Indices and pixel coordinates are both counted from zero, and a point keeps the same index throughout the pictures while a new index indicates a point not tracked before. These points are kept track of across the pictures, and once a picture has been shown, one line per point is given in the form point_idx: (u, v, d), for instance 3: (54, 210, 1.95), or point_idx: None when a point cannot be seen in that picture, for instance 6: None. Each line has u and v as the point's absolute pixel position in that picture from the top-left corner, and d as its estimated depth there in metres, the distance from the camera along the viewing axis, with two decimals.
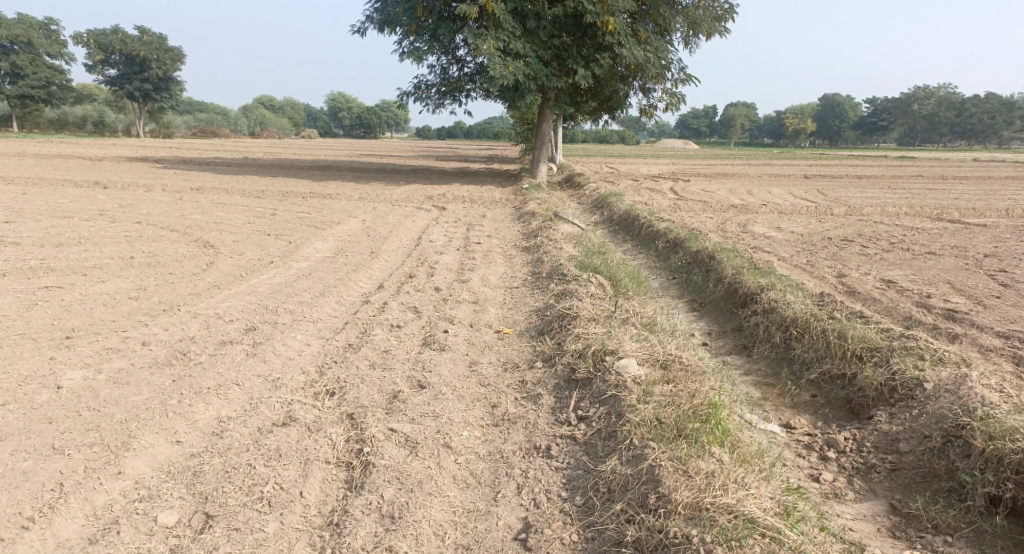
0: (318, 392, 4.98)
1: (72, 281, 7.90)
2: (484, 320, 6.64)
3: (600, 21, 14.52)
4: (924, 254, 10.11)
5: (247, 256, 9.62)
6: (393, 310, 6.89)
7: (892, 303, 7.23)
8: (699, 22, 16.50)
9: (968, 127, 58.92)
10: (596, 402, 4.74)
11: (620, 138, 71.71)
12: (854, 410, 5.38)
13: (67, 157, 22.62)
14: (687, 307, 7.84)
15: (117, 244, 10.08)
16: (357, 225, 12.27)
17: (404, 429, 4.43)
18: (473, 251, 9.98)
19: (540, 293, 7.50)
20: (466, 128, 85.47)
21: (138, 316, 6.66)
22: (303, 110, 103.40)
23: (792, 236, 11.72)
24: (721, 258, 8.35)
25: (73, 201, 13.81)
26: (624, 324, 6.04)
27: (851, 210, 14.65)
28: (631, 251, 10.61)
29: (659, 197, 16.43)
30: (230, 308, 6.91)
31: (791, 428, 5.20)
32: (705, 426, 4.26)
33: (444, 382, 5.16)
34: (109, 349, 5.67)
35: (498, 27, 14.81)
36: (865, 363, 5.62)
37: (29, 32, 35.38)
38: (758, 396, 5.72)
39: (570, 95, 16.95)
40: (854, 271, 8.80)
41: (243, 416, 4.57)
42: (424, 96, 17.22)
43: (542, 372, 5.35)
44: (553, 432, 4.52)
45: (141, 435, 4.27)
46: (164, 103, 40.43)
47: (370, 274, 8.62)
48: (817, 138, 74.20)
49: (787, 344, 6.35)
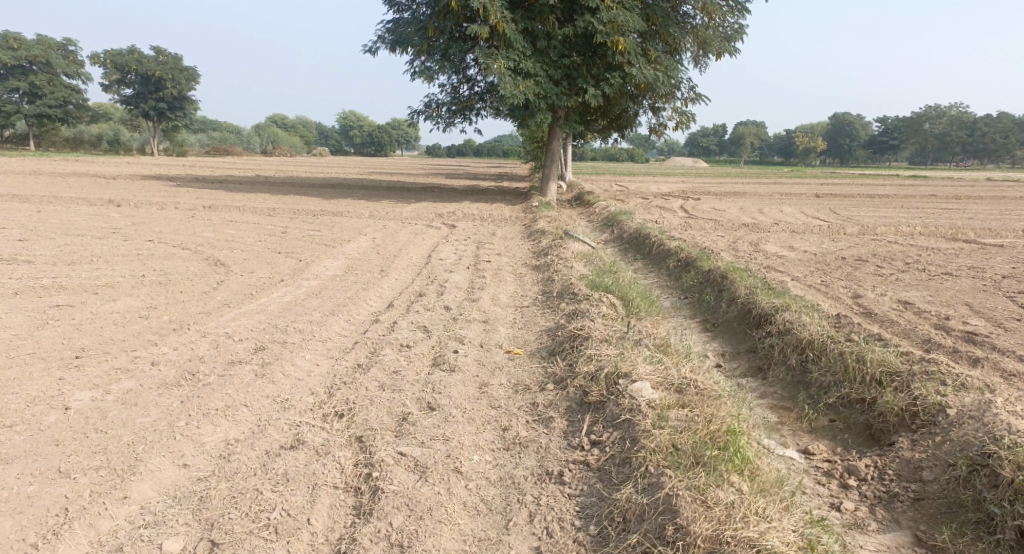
0: (327, 413, 4.92)
1: (84, 299, 7.91)
2: (495, 340, 6.58)
3: (611, 41, 14.56)
4: (940, 274, 9.99)
5: (257, 274, 9.61)
6: (404, 329, 6.83)
7: (909, 325, 7.12)
8: (709, 42, 16.58)
9: (981, 146, 58.60)
10: (609, 426, 4.64)
11: (630, 156, 71.91)
12: (875, 435, 5.26)
13: (80, 175, 22.85)
14: (699, 327, 7.74)
15: (128, 262, 10.11)
16: (367, 243, 12.26)
17: (414, 453, 4.35)
18: (484, 269, 9.95)
19: (551, 312, 7.43)
20: (476, 146, 85.97)
21: (148, 335, 6.63)
22: (316, 129, 104.18)
23: (805, 255, 11.61)
24: (734, 278, 8.26)
25: (86, 219, 13.89)
26: (637, 344, 5.94)
27: (865, 229, 14.54)
28: (642, 270, 10.53)
29: (670, 216, 16.36)
30: (240, 327, 6.87)
31: (810, 454, 5.10)
32: (723, 452, 4.16)
33: (454, 404, 5.09)
34: (118, 369, 5.64)
35: (509, 46, 14.89)
36: (885, 388, 5.50)
37: (47, 53, 35.99)
38: (774, 421, 5.62)
39: (580, 113, 16.92)
40: (869, 292, 8.69)
41: (251, 438, 4.50)
42: (435, 115, 17.28)
43: (554, 394, 5.27)
44: (566, 457, 4.43)
45: (147, 458, 4.21)
46: (179, 121, 40.85)
47: (380, 292, 8.58)
48: (827, 157, 74.07)
49: (803, 366, 6.24)
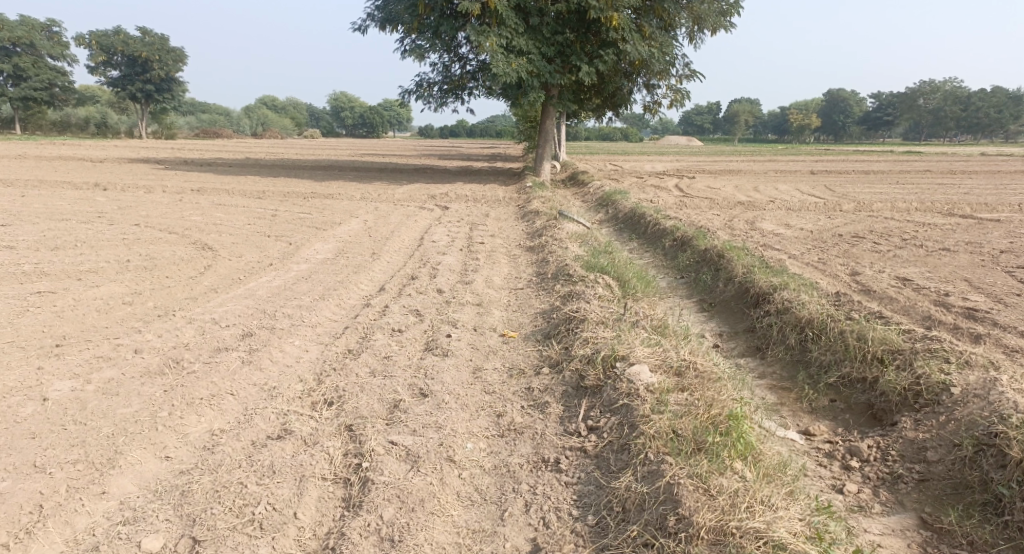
0: (316, 402, 4.78)
1: (66, 285, 7.72)
2: (489, 323, 6.43)
3: (604, 16, 14.29)
4: (938, 251, 9.85)
5: (246, 258, 9.41)
6: (395, 313, 6.68)
7: (909, 302, 6.99)
8: (704, 18, 16.28)
9: (974, 121, 58.47)
10: (607, 411, 4.51)
11: (623, 135, 71.56)
12: (877, 415, 5.15)
13: (67, 158, 22.51)
14: (696, 307, 7.61)
15: (114, 247, 9.90)
16: (358, 226, 12.05)
17: (406, 442, 4.21)
18: (477, 251, 9.78)
19: (546, 294, 7.28)
20: (469, 127, 85.40)
21: (132, 322, 6.46)
22: (306, 110, 103.11)
23: (802, 233, 11.47)
24: (731, 257, 8.10)
25: (71, 204, 13.64)
26: (634, 326, 5.80)
27: (861, 205, 14.38)
28: (637, 250, 10.38)
29: (665, 194, 16.17)
30: (227, 313, 6.70)
31: (811, 435, 4.99)
32: (724, 436, 4.04)
33: (447, 390, 4.96)
34: (100, 357, 5.47)
35: (501, 24, 14.61)
36: (887, 367, 5.38)
37: (31, 34, 35.31)
38: (773, 402, 5.51)
39: (573, 92, 16.71)
40: (868, 269, 8.56)
41: (237, 428, 4.35)
42: (426, 95, 17.01)
43: (549, 378, 5.14)
44: (563, 443, 4.30)
45: (128, 451, 4.05)
46: (167, 103, 40.32)
47: (372, 275, 8.41)
48: (821, 134, 73.79)
49: (803, 346, 6.12)
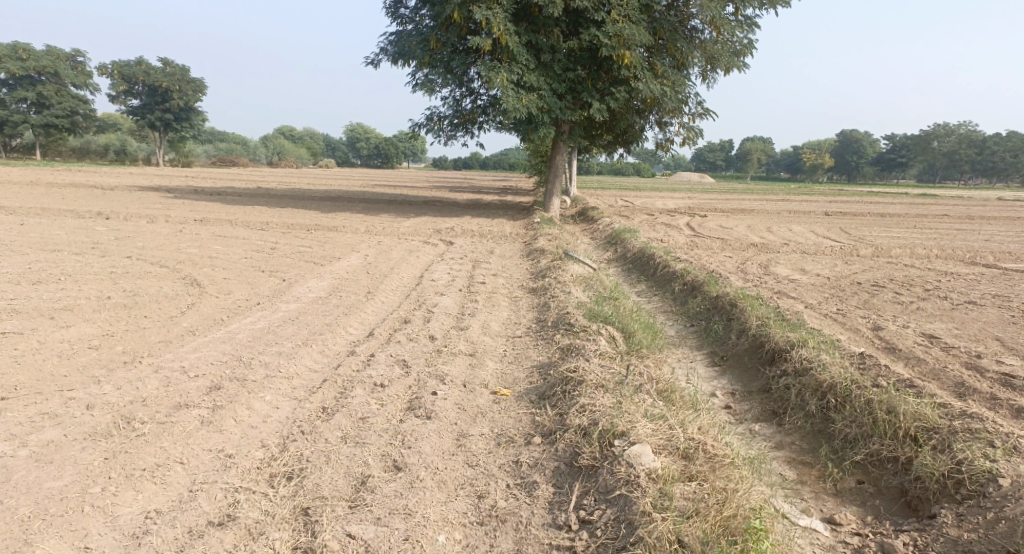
0: (274, 474, 4.37)
1: (35, 324, 7.21)
2: (480, 378, 5.85)
3: (616, 54, 13.91)
4: (964, 304, 9.24)
5: (234, 296, 8.91)
6: (379, 364, 6.11)
7: (938, 364, 6.39)
8: (718, 58, 15.91)
9: (990, 165, 57.87)
10: (601, 501, 4.04)
11: (635, 170, 71.48)
12: (912, 504, 4.59)
13: (77, 185, 22.29)
14: (706, 361, 7.02)
15: (100, 282, 9.44)
16: (358, 261, 11.57)
17: (365, 536, 3.86)
18: (477, 292, 9.27)
19: (545, 345, 6.72)
20: (483, 160, 85.67)
21: (94, 369, 5.91)
22: (323, 140, 103.97)
23: (818, 280, 10.90)
24: (745, 306, 7.52)
25: (69, 233, 13.26)
26: (638, 391, 5.23)
27: (879, 250, 13.81)
28: (645, 294, 9.83)
29: (676, 234, 15.64)
30: (199, 359, 6.14)
31: (837, 525, 4.45)
32: (738, 549, 3.62)
33: (425, 464, 4.44)
34: (45, 414, 4.94)
35: (512, 59, 14.27)
36: (921, 447, 4.81)
37: (55, 63, 35.64)
38: (793, 481, 4.91)
39: (584, 128, 16.33)
40: (891, 323, 7.97)
41: (175, 510, 4.06)
42: (436, 128, 16.65)
43: (540, 451, 4.58)
44: (549, 540, 3.86)
45: (41, 542, 3.78)
46: (186, 132, 40.42)
47: (363, 317, 7.86)
48: (835, 174, 73.33)
49: (825, 414, 5.52)
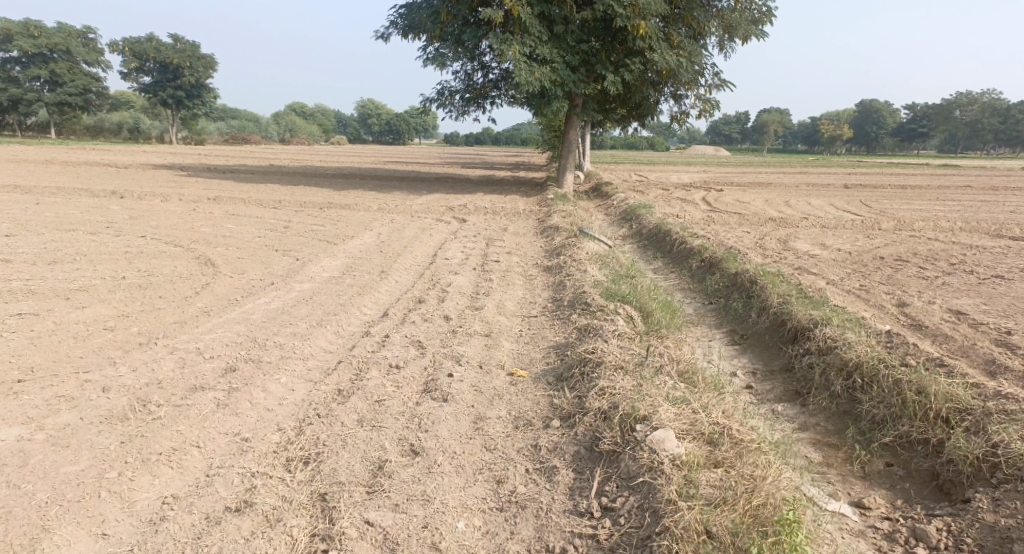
0: (291, 459, 4.31)
1: (50, 306, 7.17)
2: (496, 359, 5.74)
3: (631, 25, 13.57)
4: (990, 278, 9.00)
5: (249, 275, 8.84)
6: (394, 345, 6.02)
7: (967, 342, 6.21)
8: (736, 27, 15.52)
9: (1014, 134, 56.69)
10: (625, 487, 3.96)
11: (649, 144, 70.71)
12: (944, 488, 4.48)
13: (92, 164, 22.27)
14: (726, 339, 6.88)
15: (115, 262, 9.39)
16: (371, 240, 11.47)
17: (384, 523, 3.79)
18: (491, 270, 9.15)
19: (561, 325, 6.60)
20: (495, 135, 85.08)
21: (109, 351, 5.86)
22: (335, 117, 103.68)
23: (840, 255, 10.67)
24: (765, 284, 7.35)
25: (83, 213, 13.25)
26: (658, 374, 5.11)
27: (901, 223, 13.51)
28: (661, 271, 9.66)
29: (692, 208, 15.40)
30: (214, 340, 6.08)
31: (865, 509, 4.35)
32: (770, 541, 3.51)
33: (442, 448, 4.36)
34: (60, 397, 4.90)
35: (525, 31, 13.99)
36: (953, 429, 4.68)
37: (67, 41, 35.53)
38: (818, 464, 4.79)
39: (598, 101, 16.05)
40: (915, 299, 7.76)
41: (191, 496, 4.01)
42: (448, 103, 16.43)
43: (559, 435, 4.49)
44: (571, 528, 3.78)
45: (57, 529, 3.74)
46: (199, 109, 40.32)
47: (377, 297, 7.77)
48: (853, 145, 72.17)
49: (850, 395, 5.38)
